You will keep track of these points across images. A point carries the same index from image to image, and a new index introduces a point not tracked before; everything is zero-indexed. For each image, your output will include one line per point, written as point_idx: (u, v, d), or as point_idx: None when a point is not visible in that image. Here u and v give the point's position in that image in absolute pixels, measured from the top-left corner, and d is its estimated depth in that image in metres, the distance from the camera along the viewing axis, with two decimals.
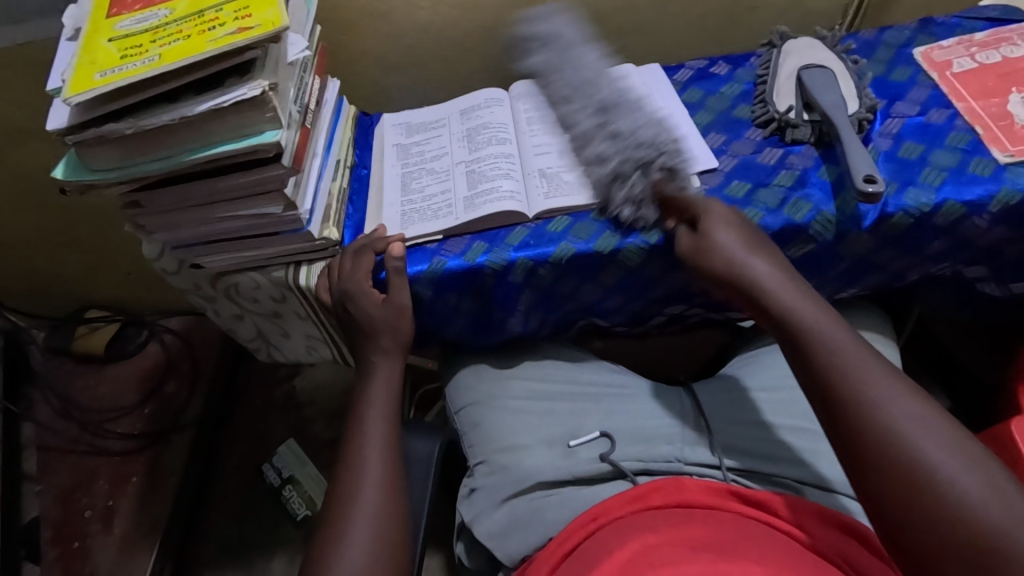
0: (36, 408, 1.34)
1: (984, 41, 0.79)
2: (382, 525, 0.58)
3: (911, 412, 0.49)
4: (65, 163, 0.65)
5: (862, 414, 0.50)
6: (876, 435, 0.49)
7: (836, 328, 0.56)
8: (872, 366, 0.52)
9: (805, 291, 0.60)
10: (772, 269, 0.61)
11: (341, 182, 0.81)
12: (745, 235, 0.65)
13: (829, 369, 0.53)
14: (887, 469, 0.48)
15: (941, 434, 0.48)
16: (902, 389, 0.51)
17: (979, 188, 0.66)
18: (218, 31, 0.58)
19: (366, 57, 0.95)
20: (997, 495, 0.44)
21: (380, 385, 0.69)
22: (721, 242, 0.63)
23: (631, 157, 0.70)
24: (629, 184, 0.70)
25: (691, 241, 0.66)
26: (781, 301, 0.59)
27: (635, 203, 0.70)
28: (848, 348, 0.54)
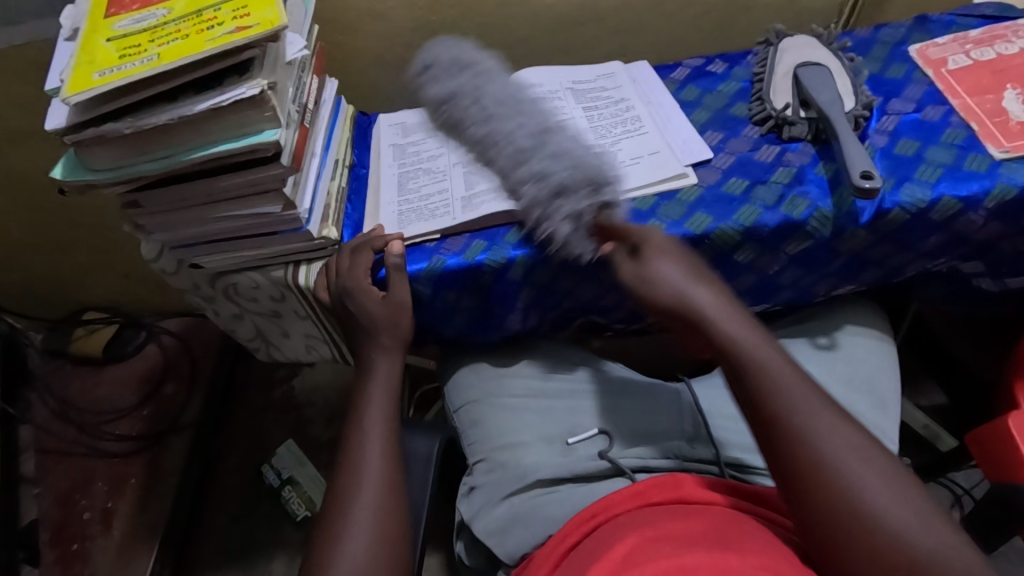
0: (34, 410, 1.34)
1: (978, 38, 0.79)
2: (381, 523, 0.59)
3: (851, 451, 0.50)
4: (63, 163, 0.65)
5: (809, 460, 0.50)
6: (823, 484, 0.49)
7: (778, 358, 0.55)
8: (815, 404, 0.53)
9: (744, 319, 0.58)
10: (716, 298, 0.59)
11: (340, 181, 0.81)
12: (689, 264, 0.62)
13: (778, 411, 0.53)
14: (836, 518, 0.48)
15: (879, 469, 0.50)
16: (842, 424, 0.52)
17: (975, 184, 0.66)
18: (217, 30, 0.58)
19: (363, 57, 0.95)
20: (930, 526, 0.47)
21: (379, 384, 0.69)
22: (665, 276, 0.61)
23: (580, 175, 0.68)
24: (569, 202, 0.67)
25: (635, 274, 0.62)
26: (725, 333, 0.57)
27: (576, 221, 0.68)
28: (792, 385, 0.53)
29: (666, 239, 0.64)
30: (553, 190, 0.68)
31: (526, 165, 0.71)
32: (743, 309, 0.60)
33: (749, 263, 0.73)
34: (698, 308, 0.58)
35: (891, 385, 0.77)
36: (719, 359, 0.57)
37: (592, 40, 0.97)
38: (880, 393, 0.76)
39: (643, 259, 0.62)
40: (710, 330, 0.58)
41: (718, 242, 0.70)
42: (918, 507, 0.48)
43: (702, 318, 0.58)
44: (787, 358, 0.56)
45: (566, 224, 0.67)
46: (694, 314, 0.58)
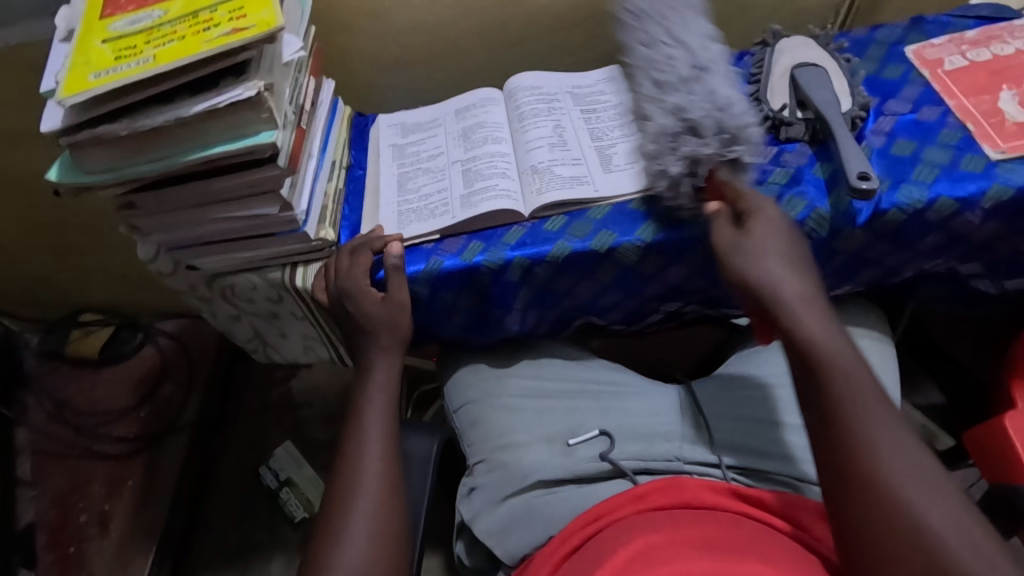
0: (31, 412, 1.33)
1: (975, 38, 0.79)
2: (381, 524, 0.58)
3: (912, 471, 0.51)
4: (58, 165, 0.64)
5: (870, 469, 0.51)
6: (879, 495, 0.50)
7: (857, 364, 0.56)
8: (888, 418, 0.53)
9: (828, 318, 0.59)
10: (801, 291, 0.60)
11: (336, 182, 0.81)
12: (788, 252, 0.63)
13: (850, 416, 0.53)
14: (886, 528, 0.49)
15: (941, 496, 0.50)
16: (915, 446, 0.52)
17: (971, 184, 0.67)
18: (213, 31, 0.57)
19: (360, 58, 0.95)
20: (982, 559, 0.47)
21: (378, 385, 0.69)
22: (762, 259, 0.62)
23: (715, 121, 0.67)
24: (697, 144, 0.66)
25: (730, 246, 0.64)
26: (801, 325, 0.58)
27: (693, 163, 0.67)
28: (866, 389, 0.54)
29: (779, 219, 0.65)
30: (684, 128, 0.67)
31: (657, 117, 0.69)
32: (826, 308, 0.61)
33: None
34: (778, 294, 0.60)
35: (888, 384, 0.78)
36: (791, 351, 0.58)
37: (590, 41, 0.97)
38: None
39: (746, 232, 0.64)
40: (788, 319, 0.59)
41: None
42: (973, 536, 0.48)
43: (782, 304, 0.60)
44: (867, 369, 0.56)
45: (680, 163, 0.67)
46: (774, 297, 0.60)
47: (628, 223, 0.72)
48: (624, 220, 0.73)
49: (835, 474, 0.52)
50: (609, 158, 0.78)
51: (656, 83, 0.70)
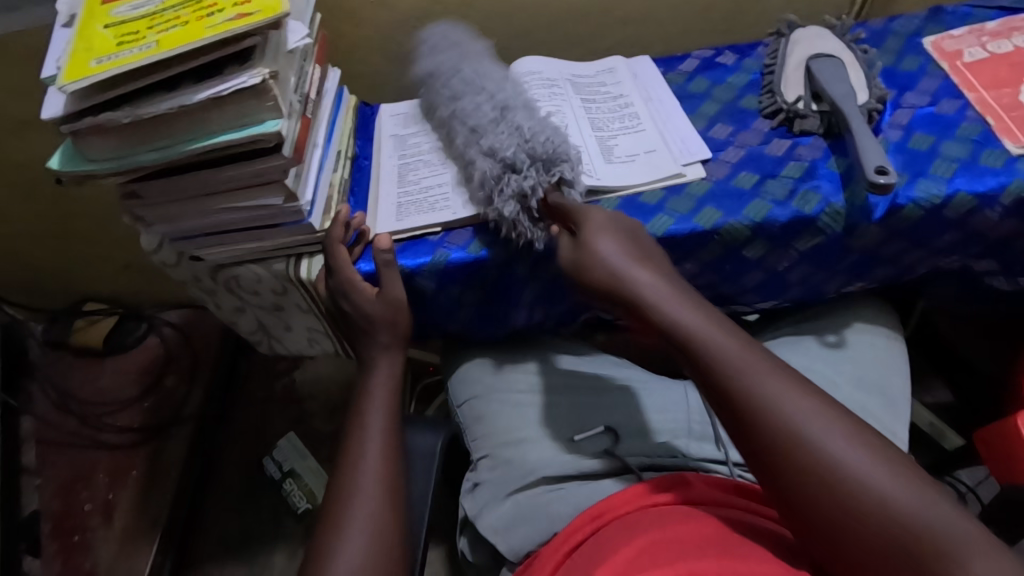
0: (35, 401, 1.33)
1: (995, 30, 0.77)
2: (382, 520, 0.58)
3: (812, 410, 0.49)
4: (60, 154, 0.63)
5: (768, 421, 0.49)
6: (793, 445, 0.48)
7: (720, 331, 0.54)
8: (764, 365, 0.52)
9: (687, 295, 0.57)
10: (653, 279, 0.58)
11: (342, 173, 0.80)
12: (630, 247, 0.61)
13: (729, 380, 0.51)
14: (806, 479, 0.47)
15: (844, 427, 0.48)
16: (788, 381, 0.51)
17: (991, 179, 0.65)
18: (217, 17, 0.56)
19: (366, 47, 0.94)
20: (904, 483, 0.45)
21: (382, 380, 0.68)
22: (603, 254, 0.60)
23: (528, 153, 0.67)
24: (521, 177, 0.67)
25: (572, 254, 0.62)
26: (671, 314, 0.55)
27: (524, 202, 0.67)
28: (741, 359, 0.52)
29: (605, 216, 0.64)
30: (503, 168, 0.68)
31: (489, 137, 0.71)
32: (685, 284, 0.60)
33: (759, 259, 0.72)
34: (636, 289, 0.57)
35: (900, 383, 0.77)
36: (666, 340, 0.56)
37: (599, 31, 0.96)
38: (888, 391, 0.75)
39: (581, 240, 0.62)
40: (651, 311, 0.56)
41: (728, 238, 0.69)
42: (891, 463, 0.46)
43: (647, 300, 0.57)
44: (734, 333, 0.54)
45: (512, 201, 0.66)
46: (633, 295, 0.58)
47: (639, 216, 0.70)
48: (635, 214, 0.71)
49: (747, 440, 0.50)
50: (609, 148, 0.76)
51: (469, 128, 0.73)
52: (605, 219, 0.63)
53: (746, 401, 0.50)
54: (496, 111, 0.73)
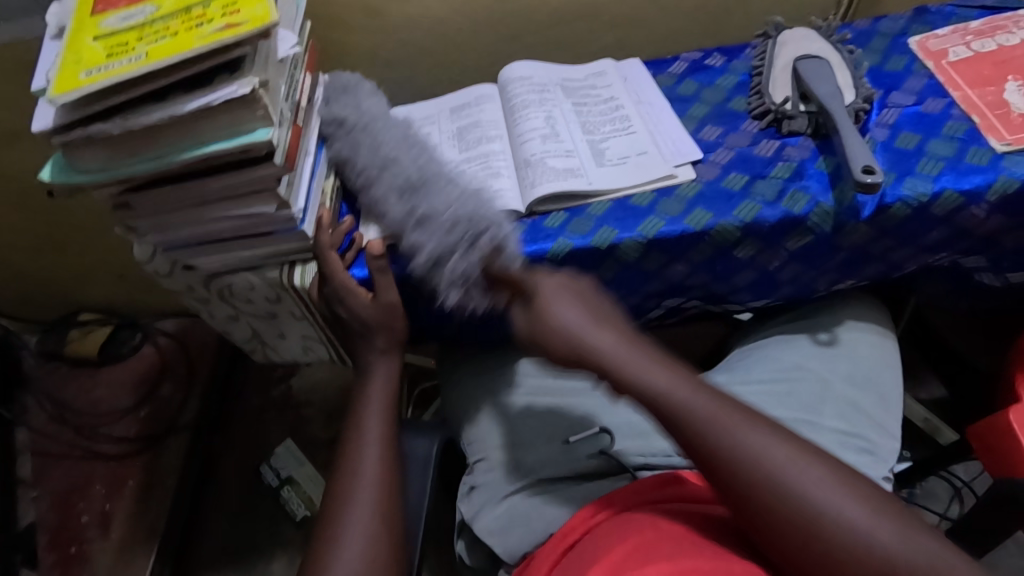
0: (30, 412, 1.32)
1: (979, 29, 0.78)
2: (378, 525, 0.58)
3: (785, 455, 0.50)
4: (51, 165, 0.63)
5: (753, 479, 0.49)
6: (774, 496, 0.48)
7: (686, 384, 0.54)
8: (731, 417, 0.52)
9: (658, 354, 0.57)
10: (618, 339, 0.58)
11: (334, 180, 0.80)
12: (589, 307, 0.60)
13: (707, 439, 0.51)
14: (799, 535, 0.47)
15: (818, 466, 0.49)
16: (767, 436, 0.51)
17: (977, 177, 0.66)
18: (206, 27, 0.56)
19: (357, 54, 0.94)
20: (882, 515, 0.47)
21: (377, 386, 0.68)
22: (572, 318, 0.58)
23: (455, 233, 0.64)
24: (455, 261, 0.65)
25: (529, 322, 0.60)
26: (635, 381, 0.55)
27: (463, 283, 0.65)
28: (723, 416, 0.52)
29: (559, 280, 0.62)
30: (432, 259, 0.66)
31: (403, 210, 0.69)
32: (640, 338, 0.59)
33: (750, 259, 0.72)
34: (600, 354, 0.56)
35: (892, 381, 0.77)
36: (636, 404, 0.55)
37: (589, 36, 0.96)
38: (880, 388, 0.76)
39: (537, 312, 0.59)
40: (620, 376, 0.55)
41: (719, 238, 0.69)
42: (863, 494, 0.48)
43: (621, 364, 0.56)
44: (706, 388, 0.54)
45: (455, 290, 0.65)
46: (598, 359, 0.56)
47: (630, 218, 0.71)
48: (626, 216, 0.71)
49: (739, 503, 0.50)
50: (601, 151, 0.77)
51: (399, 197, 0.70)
52: (558, 285, 0.61)
53: (732, 463, 0.50)
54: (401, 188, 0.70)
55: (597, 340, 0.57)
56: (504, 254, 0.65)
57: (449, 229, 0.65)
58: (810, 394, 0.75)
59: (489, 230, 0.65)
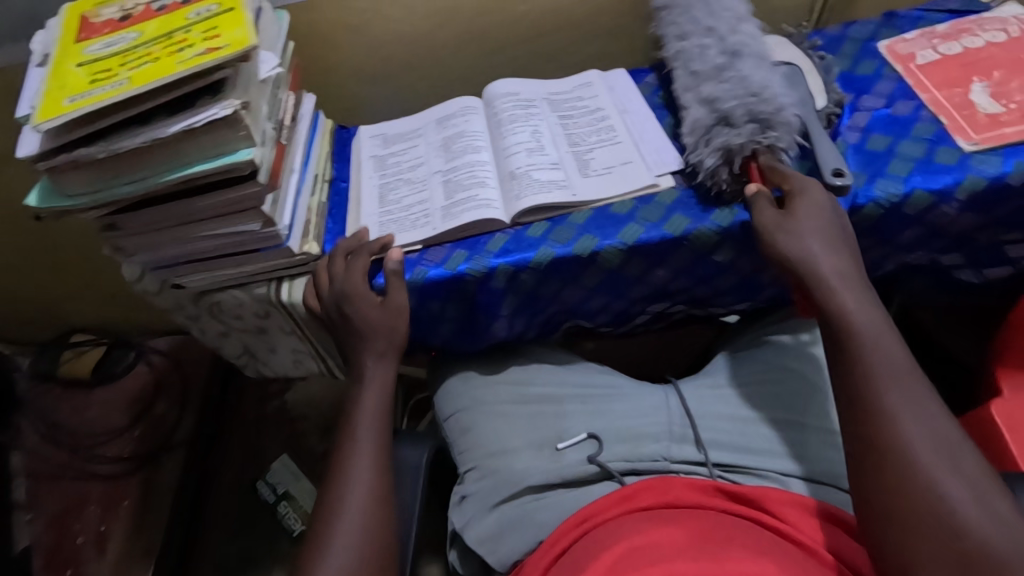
0: (23, 435, 1.31)
1: (946, 32, 0.80)
2: (365, 535, 0.59)
3: (937, 441, 0.52)
4: (37, 190, 0.64)
5: (899, 425, 0.53)
6: (903, 463, 0.51)
7: (882, 334, 0.57)
8: (912, 385, 0.55)
9: (862, 295, 0.60)
10: (841, 266, 0.61)
11: (319, 196, 0.81)
12: (834, 229, 0.63)
13: (874, 376, 0.55)
14: (907, 488, 0.50)
15: (965, 471, 0.50)
16: (930, 411, 0.53)
17: (946, 176, 0.67)
18: (187, 52, 0.58)
19: (342, 71, 0.95)
20: (1013, 537, 0.47)
21: (372, 390, 0.69)
22: (802, 232, 0.63)
23: (750, 111, 0.71)
24: (734, 133, 0.70)
25: (771, 221, 0.64)
26: (839, 301, 0.59)
27: (729, 154, 0.70)
28: (897, 367, 0.55)
29: (825, 196, 0.65)
30: (718, 118, 0.72)
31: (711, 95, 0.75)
32: (865, 281, 0.62)
33: (729, 261, 0.74)
34: (816, 272, 0.61)
35: None
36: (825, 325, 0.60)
37: (568, 48, 0.99)
38: None
39: (792, 213, 0.64)
40: (827, 294, 0.60)
41: (697, 243, 0.71)
42: (1000, 512, 0.48)
43: (818, 284, 0.61)
44: (898, 343, 0.57)
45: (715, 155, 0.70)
46: (809, 273, 0.61)
47: (610, 226, 0.72)
48: (607, 223, 0.72)
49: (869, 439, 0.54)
50: (588, 164, 0.78)
51: (693, 70, 0.79)
52: (815, 201, 0.64)
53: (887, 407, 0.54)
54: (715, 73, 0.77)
55: (811, 258, 0.61)
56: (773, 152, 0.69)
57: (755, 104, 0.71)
58: (792, 394, 0.75)
59: (780, 123, 0.70)
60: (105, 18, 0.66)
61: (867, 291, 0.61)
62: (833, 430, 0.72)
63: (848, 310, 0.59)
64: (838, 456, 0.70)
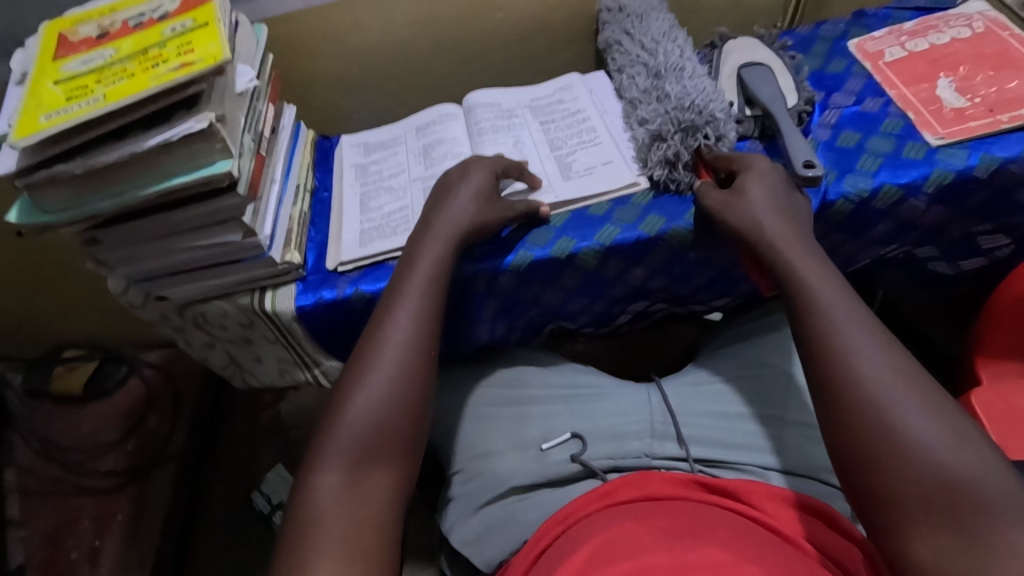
0: (17, 452, 1.32)
1: (913, 30, 0.82)
2: (379, 429, 0.55)
3: (895, 375, 0.50)
4: (18, 207, 0.65)
5: (847, 362, 0.52)
6: (862, 402, 0.49)
7: (830, 285, 0.57)
8: (865, 326, 0.54)
9: (812, 252, 0.61)
10: (789, 229, 0.62)
11: (301, 206, 0.82)
12: (782, 197, 0.65)
13: (821, 323, 0.55)
14: (861, 425, 0.49)
15: (923, 397, 0.49)
16: (879, 345, 0.52)
17: (914, 171, 0.68)
18: (161, 67, 0.59)
19: (323, 81, 0.96)
20: (975, 455, 0.45)
21: (418, 278, 0.63)
22: (751, 201, 0.65)
23: (674, 121, 0.74)
24: (667, 146, 0.74)
25: (722, 199, 0.67)
26: (790, 260, 0.60)
27: (672, 164, 0.74)
28: (845, 311, 0.55)
29: (770, 167, 0.68)
30: (651, 136, 0.76)
31: (641, 110, 0.79)
32: (813, 242, 0.62)
33: (703, 260, 0.76)
34: (766, 237, 0.62)
35: None
36: (780, 288, 0.60)
37: (547, 53, 1.00)
38: None
39: (738, 186, 0.66)
40: (776, 258, 0.61)
41: (673, 242, 0.73)
42: (961, 431, 0.46)
43: (770, 247, 0.61)
44: (846, 291, 0.57)
45: (658, 167, 0.74)
46: (762, 240, 0.62)
47: (587, 228, 0.73)
48: (583, 225, 0.73)
49: (818, 387, 0.53)
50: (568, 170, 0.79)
51: (642, 85, 0.82)
52: (767, 168, 0.67)
53: (839, 348, 0.53)
54: (647, 86, 0.81)
55: (759, 223, 0.63)
56: (712, 148, 0.73)
57: (680, 111, 0.75)
58: (775, 389, 0.76)
59: (704, 128, 0.74)
60: (82, 36, 0.67)
61: (817, 250, 0.61)
62: (813, 424, 0.73)
63: (799, 267, 0.59)
64: (818, 450, 0.71)
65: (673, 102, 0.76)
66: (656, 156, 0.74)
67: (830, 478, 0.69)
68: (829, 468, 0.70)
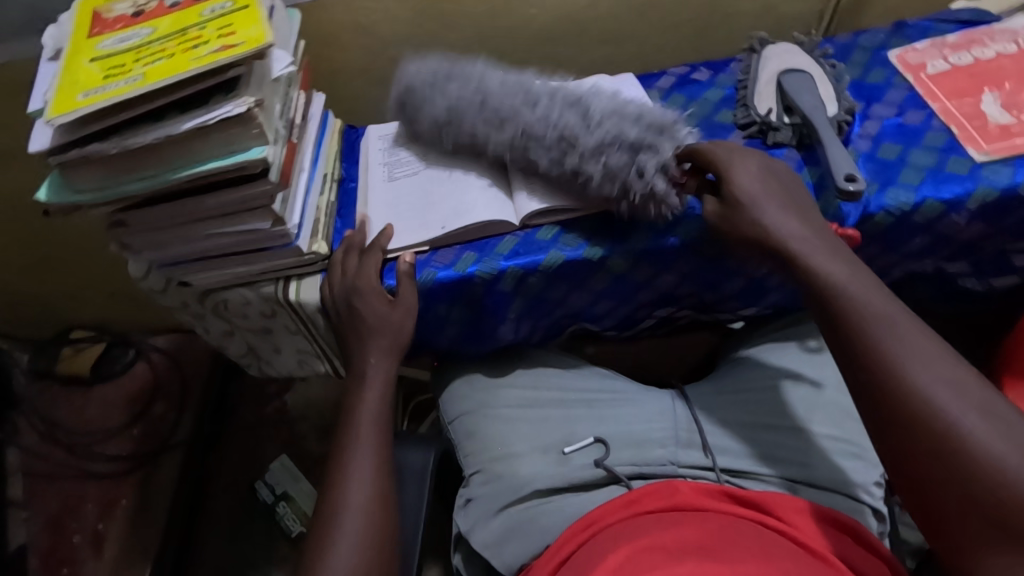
0: (21, 432, 1.30)
1: (956, 43, 0.80)
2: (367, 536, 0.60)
3: (952, 388, 0.50)
4: (47, 185, 0.64)
5: (898, 382, 0.52)
6: (911, 418, 0.50)
7: (872, 293, 0.57)
8: (911, 337, 0.53)
9: (847, 261, 0.60)
10: (822, 238, 0.62)
11: (328, 196, 0.81)
12: (774, 189, 0.65)
13: (868, 339, 0.55)
14: (921, 447, 0.49)
15: (983, 407, 0.49)
16: (931, 356, 0.52)
17: (957, 186, 0.67)
18: (202, 49, 0.58)
19: (350, 70, 0.95)
20: None
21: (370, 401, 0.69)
22: (776, 212, 0.63)
23: (652, 127, 0.69)
24: (653, 153, 0.67)
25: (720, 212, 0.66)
26: (826, 271, 0.59)
27: (664, 173, 0.68)
28: (894, 322, 0.55)
29: (748, 166, 0.66)
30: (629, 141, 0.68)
31: (592, 112, 0.71)
32: (844, 246, 0.62)
33: (736, 266, 0.75)
34: (797, 248, 0.61)
35: None
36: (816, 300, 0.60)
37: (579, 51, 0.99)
38: None
39: (729, 198, 0.65)
40: (807, 268, 0.60)
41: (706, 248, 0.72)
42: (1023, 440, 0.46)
43: (803, 257, 0.61)
44: (891, 300, 0.56)
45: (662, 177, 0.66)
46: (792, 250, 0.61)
47: (620, 232, 0.72)
48: (616, 229, 0.72)
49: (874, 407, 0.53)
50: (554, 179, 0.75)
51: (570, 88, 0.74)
52: (743, 159, 0.66)
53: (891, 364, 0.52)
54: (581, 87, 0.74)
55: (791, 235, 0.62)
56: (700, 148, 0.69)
57: (647, 118, 0.70)
58: (802, 400, 0.75)
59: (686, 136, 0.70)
60: (117, 13, 0.66)
61: (854, 258, 0.61)
62: (840, 437, 0.72)
63: (839, 279, 0.59)
64: (847, 464, 0.70)
65: (630, 109, 0.71)
66: (647, 162, 0.67)
67: (860, 494, 0.68)
68: (859, 483, 0.69)
